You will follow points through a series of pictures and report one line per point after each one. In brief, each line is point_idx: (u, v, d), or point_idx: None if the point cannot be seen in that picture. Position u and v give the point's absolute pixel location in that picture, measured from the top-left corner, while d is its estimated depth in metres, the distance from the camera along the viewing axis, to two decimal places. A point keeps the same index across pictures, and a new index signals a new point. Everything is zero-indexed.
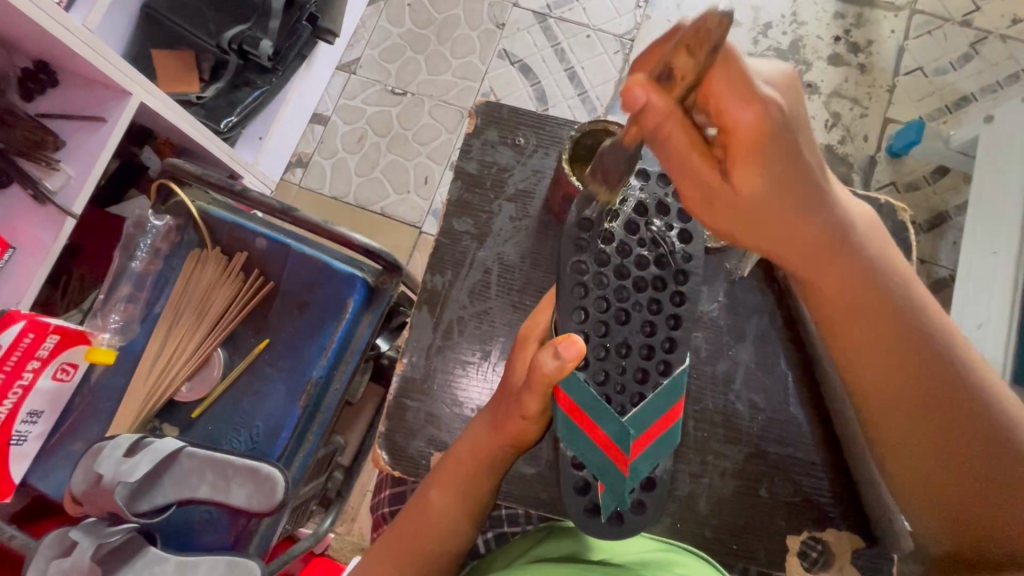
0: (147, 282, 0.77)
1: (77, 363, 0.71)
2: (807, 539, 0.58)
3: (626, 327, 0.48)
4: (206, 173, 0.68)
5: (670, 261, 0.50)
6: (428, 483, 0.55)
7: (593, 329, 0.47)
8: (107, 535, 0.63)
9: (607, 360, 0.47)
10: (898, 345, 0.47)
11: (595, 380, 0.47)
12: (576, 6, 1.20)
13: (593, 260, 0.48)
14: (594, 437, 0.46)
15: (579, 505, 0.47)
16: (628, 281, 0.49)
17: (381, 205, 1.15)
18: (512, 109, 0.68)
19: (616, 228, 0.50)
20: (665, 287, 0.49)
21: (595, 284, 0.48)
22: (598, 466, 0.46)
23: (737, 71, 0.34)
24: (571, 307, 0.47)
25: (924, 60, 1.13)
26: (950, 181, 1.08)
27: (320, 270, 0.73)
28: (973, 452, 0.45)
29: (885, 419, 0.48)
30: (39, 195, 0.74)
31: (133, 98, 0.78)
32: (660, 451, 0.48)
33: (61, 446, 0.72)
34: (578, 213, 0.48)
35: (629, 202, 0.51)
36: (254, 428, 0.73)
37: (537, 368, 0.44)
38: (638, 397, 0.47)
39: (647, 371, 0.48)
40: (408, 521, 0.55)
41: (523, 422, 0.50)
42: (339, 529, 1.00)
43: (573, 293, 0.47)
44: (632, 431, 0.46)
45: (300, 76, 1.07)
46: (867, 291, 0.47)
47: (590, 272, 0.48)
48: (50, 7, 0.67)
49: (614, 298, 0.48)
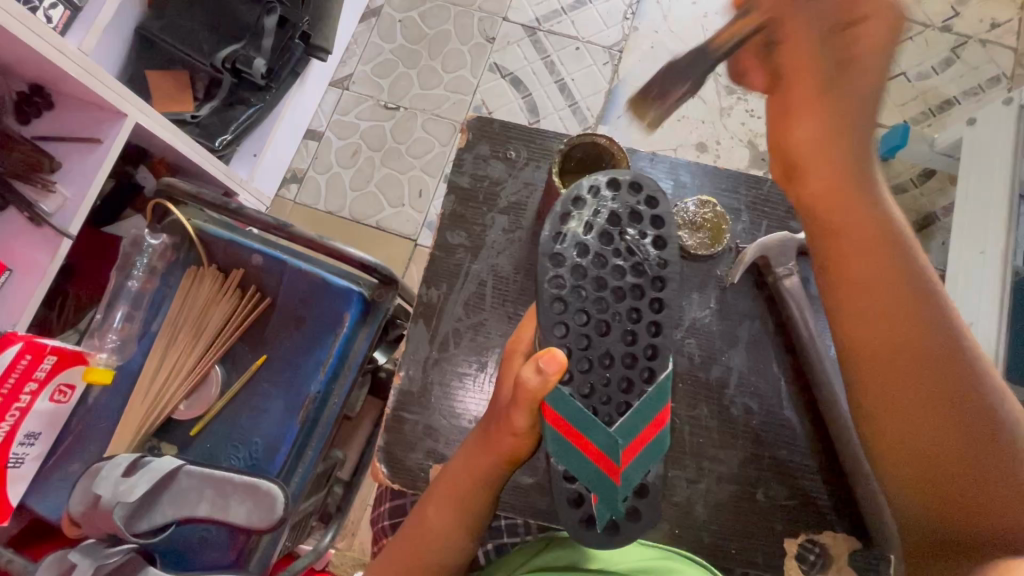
0: (145, 300, 0.77)
1: (74, 384, 0.71)
2: (805, 542, 0.59)
3: (606, 339, 0.48)
4: (202, 192, 0.69)
5: (648, 269, 0.49)
6: (427, 498, 0.55)
7: (574, 342, 0.48)
8: (106, 556, 0.61)
9: (591, 372, 0.47)
10: (910, 315, 0.47)
11: (580, 393, 0.47)
12: (565, 19, 1.22)
13: (569, 272, 0.49)
14: (582, 448, 0.46)
15: (575, 518, 0.47)
16: (608, 291, 0.48)
17: (376, 218, 1.15)
18: (503, 123, 0.69)
19: (590, 239, 0.49)
20: (644, 296, 0.49)
21: (572, 298, 0.48)
22: (590, 477, 0.46)
23: None
24: (552, 322, 0.48)
25: (906, 65, 1.15)
26: (936, 182, 1.10)
27: (316, 286, 0.73)
28: (963, 429, 0.44)
29: (885, 386, 0.47)
30: (36, 217, 0.74)
31: (128, 119, 0.79)
32: (651, 459, 0.48)
33: (59, 467, 0.71)
34: (554, 227, 0.49)
35: (603, 211, 0.50)
36: (252, 444, 0.73)
37: (522, 381, 0.46)
38: (625, 406, 0.47)
39: (631, 381, 0.48)
40: (408, 539, 0.55)
41: (514, 438, 0.50)
42: (339, 544, 0.99)
43: (551, 308, 0.48)
44: (621, 439, 0.46)
45: (293, 92, 1.08)
46: (888, 252, 0.49)
47: (565, 286, 0.48)
48: (45, 32, 0.67)
49: (595, 309, 0.48)
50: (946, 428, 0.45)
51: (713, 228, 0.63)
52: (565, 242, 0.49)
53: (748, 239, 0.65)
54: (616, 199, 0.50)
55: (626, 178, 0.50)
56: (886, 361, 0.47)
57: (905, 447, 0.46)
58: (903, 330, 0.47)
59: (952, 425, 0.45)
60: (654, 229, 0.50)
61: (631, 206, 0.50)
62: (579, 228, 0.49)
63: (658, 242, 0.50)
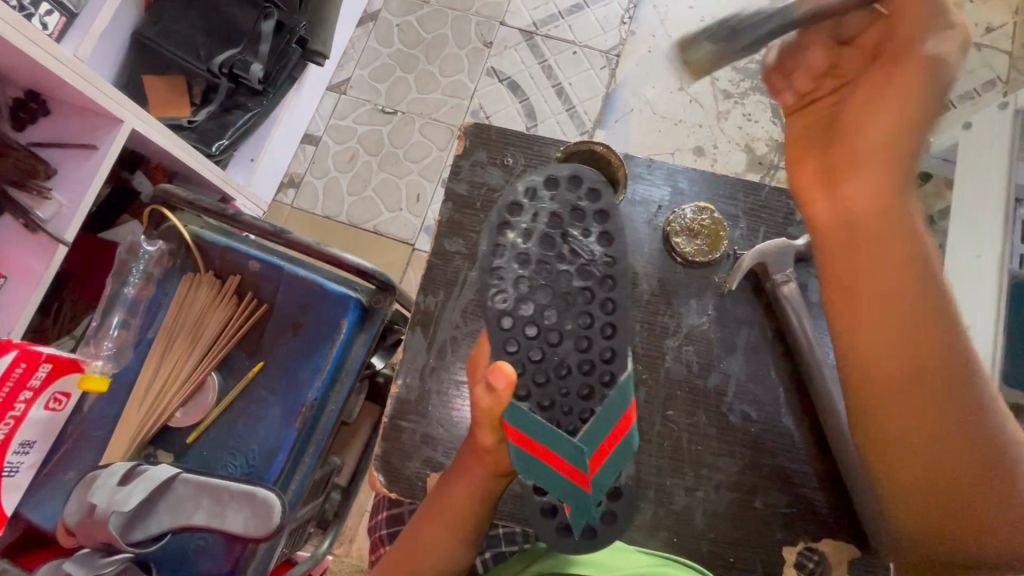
0: (141, 307, 0.76)
1: (69, 392, 0.71)
2: (803, 550, 0.58)
3: (558, 348, 0.45)
4: (198, 199, 0.69)
5: (595, 269, 0.46)
6: (421, 514, 0.55)
7: (526, 356, 0.45)
8: (101, 567, 0.61)
9: (549, 385, 0.45)
10: (943, 356, 0.45)
11: (541, 406, 0.45)
12: (562, 23, 1.22)
13: (511, 287, 0.45)
14: (549, 462, 0.45)
15: (551, 527, 0.47)
16: (554, 300, 0.45)
17: (374, 223, 1.15)
18: (500, 129, 0.69)
19: (530, 248, 0.46)
20: (595, 298, 0.46)
21: (519, 312, 0.45)
22: (561, 490, 0.45)
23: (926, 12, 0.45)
24: (502, 339, 0.45)
25: None
26: (933, 186, 1.10)
27: (313, 292, 0.73)
28: (973, 469, 0.44)
29: (905, 426, 0.46)
30: (31, 224, 0.74)
31: (124, 125, 0.79)
32: (622, 460, 0.46)
33: (54, 476, 0.71)
34: (489, 240, 0.46)
35: (542, 214, 0.46)
36: (249, 452, 0.73)
37: (480, 403, 0.45)
38: (587, 413, 0.45)
39: (592, 387, 0.45)
40: (403, 554, 0.55)
41: (494, 454, 0.50)
42: (337, 551, 0.99)
43: (499, 324, 0.45)
44: (586, 448, 0.44)
45: (290, 96, 1.08)
46: (919, 288, 0.46)
47: (510, 300, 0.45)
48: (41, 39, 0.67)
49: (542, 321, 0.45)
50: (957, 466, 0.45)
51: (711, 235, 0.63)
52: (504, 256, 0.46)
53: (746, 246, 0.65)
54: (552, 199, 0.46)
55: (562, 176, 0.46)
56: (912, 399, 0.46)
57: (912, 478, 0.46)
58: (934, 375, 0.45)
59: (966, 466, 0.44)
60: (597, 226, 0.46)
61: (572, 203, 0.46)
62: (517, 240, 0.46)
63: (602, 241, 0.46)
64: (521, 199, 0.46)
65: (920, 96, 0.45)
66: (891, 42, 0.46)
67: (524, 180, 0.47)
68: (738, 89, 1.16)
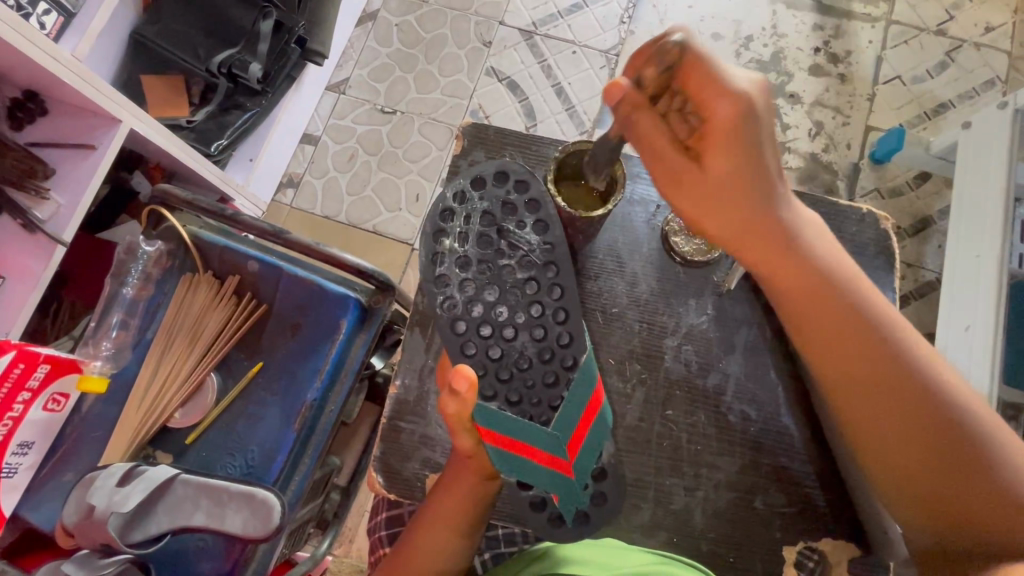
0: (139, 307, 0.76)
1: (68, 393, 0.71)
2: (803, 549, 0.58)
3: (515, 341, 0.52)
4: (197, 199, 0.69)
5: (535, 258, 0.54)
6: (413, 528, 0.54)
7: (485, 358, 0.51)
8: (100, 567, 0.61)
9: (513, 381, 0.51)
10: (886, 368, 0.49)
11: (510, 402, 0.51)
12: (561, 23, 1.22)
13: (458, 293, 0.52)
14: (529, 457, 0.49)
15: (543, 518, 0.52)
16: (500, 298, 0.53)
17: (373, 223, 1.15)
18: (499, 129, 0.68)
19: (469, 250, 0.53)
20: (541, 287, 0.53)
21: (470, 313, 0.52)
22: (546, 482, 0.49)
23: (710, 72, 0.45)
24: (459, 344, 0.51)
25: (901, 69, 1.16)
26: (932, 186, 1.10)
27: (313, 292, 0.73)
28: (948, 461, 0.48)
29: (879, 444, 0.49)
30: (29, 224, 0.73)
31: (122, 125, 0.79)
32: (597, 442, 0.52)
33: (52, 476, 0.71)
34: (428, 254, 0.53)
35: (475, 216, 0.53)
36: (248, 452, 0.73)
37: (448, 411, 0.47)
38: (556, 400, 0.51)
39: (556, 373, 0.52)
40: (396, 567, 0.54)
41: (474, 459, 0.51)
42: (336, 551, 0.99)
43: (453, 330, 0.51)
44: (561, 436, 0.50)
45: (289, 96, 1.08)
46: (845, 321, 0.50)
47: (459, 304, 0.52)
48: (39, 38, 0.67)
49: (493, 320, 0.52)
50: (934, 469, 0.48)
51: None
52: (445, 262, 0.53)
53: None
54: (482, 199, 0.53)
55: (488, 175, 0.54)
56: (874, 419, 0.49)
57: (901, 488, 0.49)
58: (884, 388, 0.49)
59: (942, 465, 0.48)
60: (530, 216, 0.53)
61: (502, 199, 0.53)
62: (455, 243, 0.53)
63: (538, 229, 0.54)
64: (451, 204, 0.53)
65: (736, 144, 0.46)
66: (709, 120, 0.46)
67: (452, 186, 0.54)
68: None
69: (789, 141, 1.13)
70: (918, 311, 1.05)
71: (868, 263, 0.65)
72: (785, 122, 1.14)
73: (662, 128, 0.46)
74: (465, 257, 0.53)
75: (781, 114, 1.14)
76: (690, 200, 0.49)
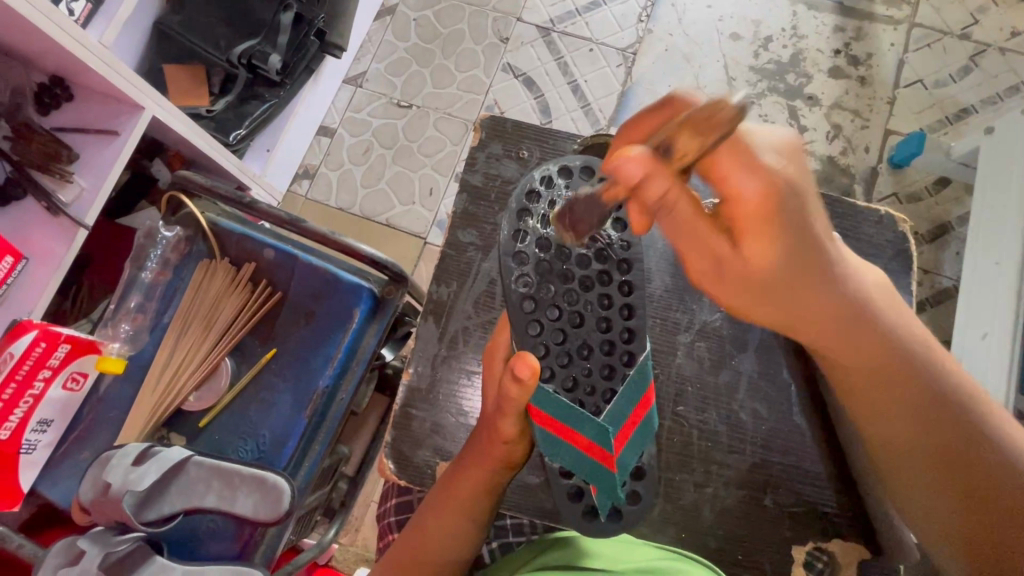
0: (157, 291, 0.78)
1: (87, 372, 0.72)
2: (812, 549, 0.58)
3: (581, 329, 0.50)
4: (216, 185, 0.70)
5: (612, 253, 0.52)
6: (427, 508, 0.54)
7: (549, 337, 0.50)
8: (115, 544, 0.63)
9: (572, 366, 0.50)
10: (892, 357, 0.49)
11: (564, 388, 0.50)
12: (579, 20, 1.21)
13: (534, 270, 0.51)
14: (575, 442, 0.49)
15: (577, 512, 0.51)
16: (574, 282, 0.51)
17: (386, 216, 1.16)
18: (518, 122, 0.68)
19: (551, 233, 0.51)
20: (611, 281, 0.51)
21: (541, 294, 0.50)
22: (588, 470, 0.50)
23: (741, 151, 0.38)
24: (526, 321, 0.50)
25: (924, 72, 1.14)
26: (952, 191, 1.09)
27: (327, 281, 0.74)
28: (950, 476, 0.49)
29: (885, 423, 0.51)
30: (53, 207, 0.75)
31: (145, 112, 0.80)
32: (641, 439, 0.52)
33: (69, 455, 0.72)
34: (513, 227, 0.52)
35: (560, 202, 0.52)
36: (260, 437, 0.74)
37: (508, 394, 0.48)
38: (610, 393, 0.50)
39: (613, 367, 0.51)
40: (405, 546, 0.54)
41: (506, 445, 0.52)
42: (342, 539, 1.00)
43: (523, 306, 0.50)
44: (611, 428, 0.49)
45: (308, 89, 1.10)
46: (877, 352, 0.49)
47: (533, 283, 0.51)
48: (66, 24, 0.68)
49: (565, 303, 0.51)
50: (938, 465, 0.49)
51: None
52: (525, 239, 0.52)
53: None
54: (568, 188, 0.52)
55: (574, 167, 0.53)
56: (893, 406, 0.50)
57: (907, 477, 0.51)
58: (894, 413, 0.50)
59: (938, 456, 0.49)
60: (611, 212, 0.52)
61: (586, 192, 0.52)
62: (538, 224, 0.52)
63: (617, 226, 0.52)
64: (538, 186, 0.53)
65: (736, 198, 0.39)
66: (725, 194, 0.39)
67: (541, 169, 0.53)
68: (755, 89, 1.15)
69: (806, 143, 1.12)
70: (933, 318, 1.03)
71: (886, 266, 0.64)
72: (802, 124, 1.13)
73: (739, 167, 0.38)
74: (545, 238, 0.52)
75: (798, 116, 1.13)
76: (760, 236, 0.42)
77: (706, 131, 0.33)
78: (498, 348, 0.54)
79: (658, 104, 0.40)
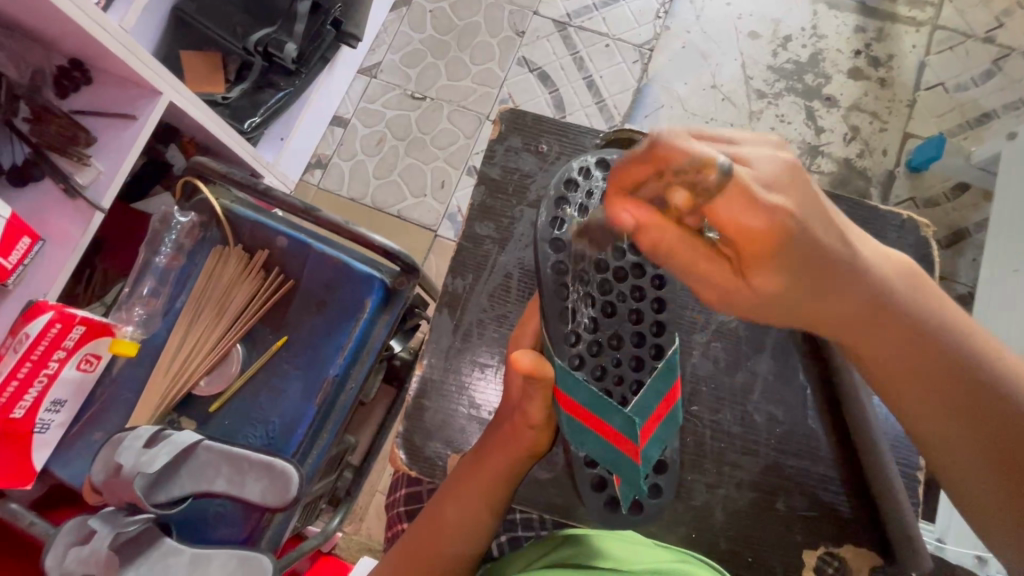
0: (171, 276, 0.78)
1: (100, 354, 0.73)
2: (824, 554, 0.57)
3: (614, 320, 0.51)
4: (231, 171, 0.70)
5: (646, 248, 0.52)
6: (444, 497, 0.54)
7: (583, 328, 0.49)
8: (125, 524, 0.63)
9: (602, 354, 0.50)
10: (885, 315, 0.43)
11: (594, 377, 0.50)
12: (596, 15, 1.20)
13: (571, 256, 0.49)
14: (602, 431, 0.49)
15: (599, 502, 0.52)
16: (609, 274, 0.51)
17: (398, 208, 1.16)
18: (536, 116, 0.68)
19: (588, 222, 0.50)
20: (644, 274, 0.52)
21: (577, 282, 0.49)
22: (612, 460, 0.50)
23: (743, 190, 0.35)
24: (562, 309, 0.48)
25: (945, 75, 1.12)
26: (971, 198, 1.07)
27: (339, 270, 0.74)
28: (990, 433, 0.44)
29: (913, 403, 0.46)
30: (70, 189, 0.75)
31: (163, 97, 0.80)
32: (664, 435, 0.54)
33: (82, 435, 0.73)
34: (550, 213, 0.50)
35: (597, 193, 0.51)
36: (270, 424, 0.74)
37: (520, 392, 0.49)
38: (637, 384, 0.51)
39: (642, 358, 0.51)
40: (420, 535, 0.54)
41: (533, 431, 0.51)
42: (346, 528, 1.00)
43: (559, 293, 0.49)
44: (637, 419, 0.50)
45: (323, 78, 1.10)
46: (904, 330, 0.43)
47: (570, 269, 0.49)
48: (87, 6, 0.69)
49: (599, 292, 0.51)
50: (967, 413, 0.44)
51: None
52: (563, 227, 0.50)
53: None
54: (605, 179, 0.51)
55: (612, 159, 0.52)
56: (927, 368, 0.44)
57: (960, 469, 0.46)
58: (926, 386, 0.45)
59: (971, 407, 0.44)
60: None
61: None
62: (575, 213, 0.50)
63: None
64: (575, 176, 0.51)
65: (748, 236, 0.36)
66: (737, 246, 0.37)
67: (579, 159, 0.52)
68: (772, 89, 1.14)
69: (823, 145, 1.11)
70: None
71: None
72: (819, 125, 1.12)
73: (755, 213, 0.35)
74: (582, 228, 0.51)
75: (816, 117, 1.12)
76: (776, 277, 0.38)
77: (702, 190, 0.35)
78: (524, 333, 0.53)
79: (644, 144, 0.37)
